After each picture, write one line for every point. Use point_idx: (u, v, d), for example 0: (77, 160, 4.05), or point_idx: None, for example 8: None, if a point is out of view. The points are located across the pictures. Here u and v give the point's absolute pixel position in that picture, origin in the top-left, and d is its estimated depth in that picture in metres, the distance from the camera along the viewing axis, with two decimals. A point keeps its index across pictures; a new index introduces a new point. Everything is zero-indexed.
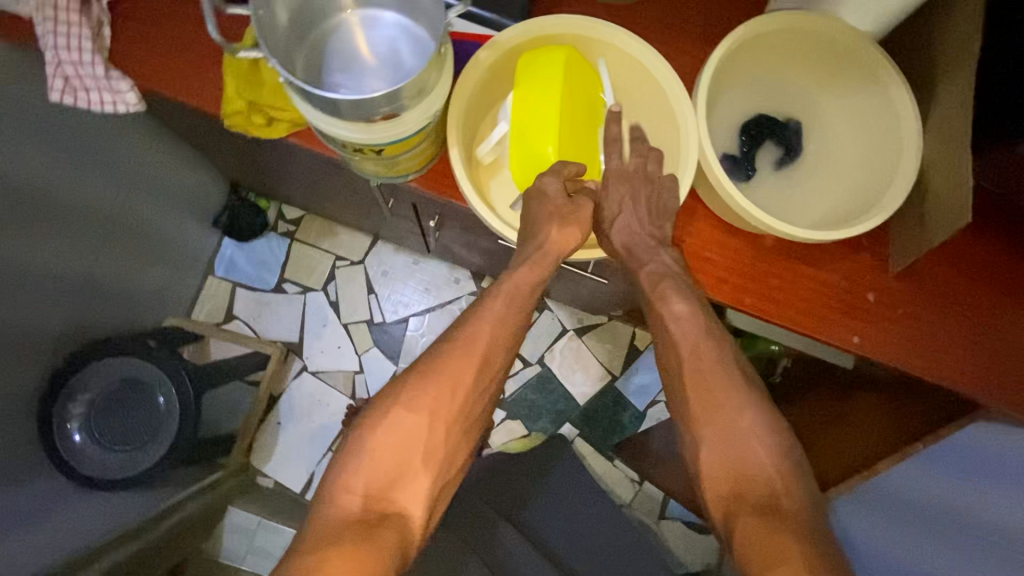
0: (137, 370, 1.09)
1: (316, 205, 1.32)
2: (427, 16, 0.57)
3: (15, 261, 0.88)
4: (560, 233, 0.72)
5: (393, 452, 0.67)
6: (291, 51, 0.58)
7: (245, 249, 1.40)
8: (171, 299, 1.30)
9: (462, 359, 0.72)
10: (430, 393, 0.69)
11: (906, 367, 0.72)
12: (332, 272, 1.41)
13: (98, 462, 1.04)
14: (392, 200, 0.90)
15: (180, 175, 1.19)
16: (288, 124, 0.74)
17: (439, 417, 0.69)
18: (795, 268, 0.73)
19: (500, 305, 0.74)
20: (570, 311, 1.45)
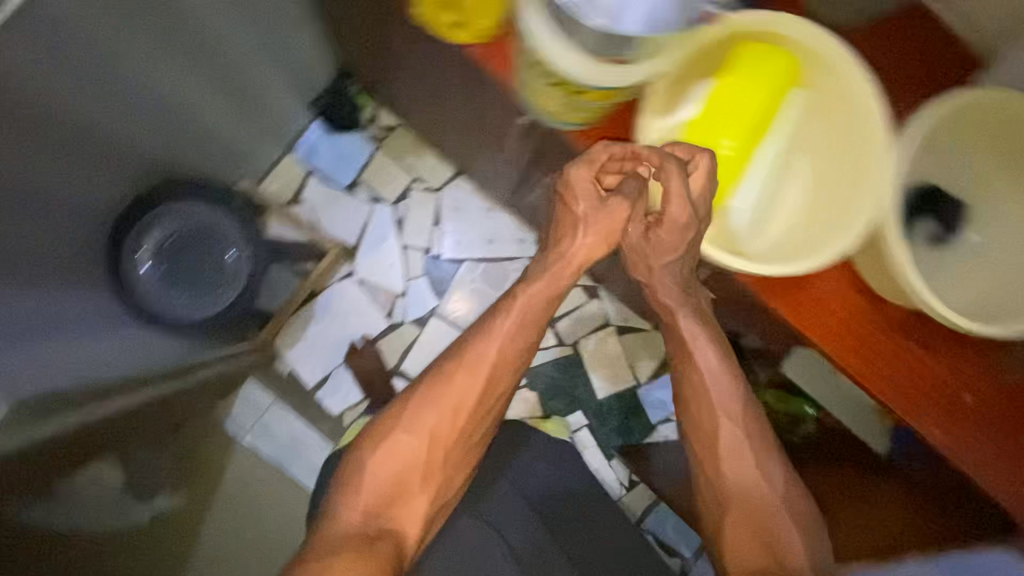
0: (211, 218, 1.17)
1: (417, 119, 1.29)
2: None
3: None
4: (585, 242, 0.76)
5: (392, 470, 0.74)
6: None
7: (330, 140, 1.36)
8: (249, 162, 1.27)
9: (464, 372, 0.76)
10: (431, 421, 0.75)
11: (986, 478, 0.71)
12: (406, 191, 1.39)
13: (155, 293, 1.13)
14: (520, 141, 0.87)
15: (301, 43, 1.14)
16: (469, 36, 0.73)
17: (437, 443, 0.75)
18: (910, 348, 0.72)
19: (508, 327, 0.77)
20: (617, 307, 1.44)
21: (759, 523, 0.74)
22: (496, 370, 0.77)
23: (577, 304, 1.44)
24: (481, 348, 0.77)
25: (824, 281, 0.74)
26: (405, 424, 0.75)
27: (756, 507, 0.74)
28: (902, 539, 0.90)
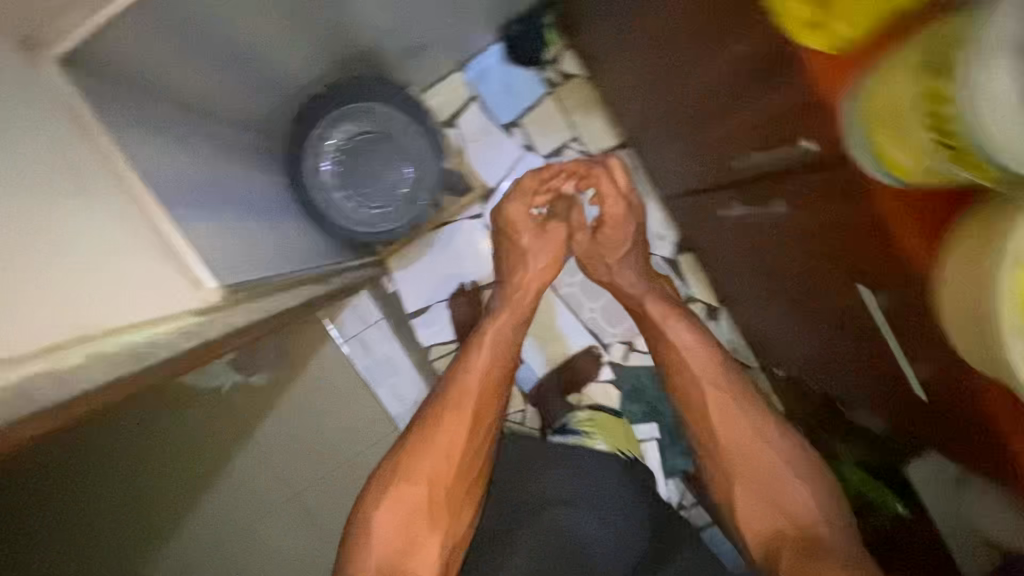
0: (397, 126, 1.10)
1: (610, 81, 1.18)
2: None
3: None
4: (543, 262, 1.10)
5: (401, 524, 0.86)
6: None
7: (503, 69, 1.26)
8: (423, 72, 1.19)
9: (469, 384, 0.96)
10: (425, 469, 0.89)
11: None
12: (563, 149, 1.30)
13: (323, 191, 1.05)
14: (756, 162, 0.79)
15: None
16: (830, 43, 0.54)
17: (434, 486, 0.89)
18: None
19: (485, 357, 1.00)
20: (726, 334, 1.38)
21: (766, 503, 0.88)
22: (479, 400, 0.95)
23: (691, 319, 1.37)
24: (427, 448, 0.90)
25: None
26: (415, 453, 0.90)
27: (766, 495, 0.89)
28: None
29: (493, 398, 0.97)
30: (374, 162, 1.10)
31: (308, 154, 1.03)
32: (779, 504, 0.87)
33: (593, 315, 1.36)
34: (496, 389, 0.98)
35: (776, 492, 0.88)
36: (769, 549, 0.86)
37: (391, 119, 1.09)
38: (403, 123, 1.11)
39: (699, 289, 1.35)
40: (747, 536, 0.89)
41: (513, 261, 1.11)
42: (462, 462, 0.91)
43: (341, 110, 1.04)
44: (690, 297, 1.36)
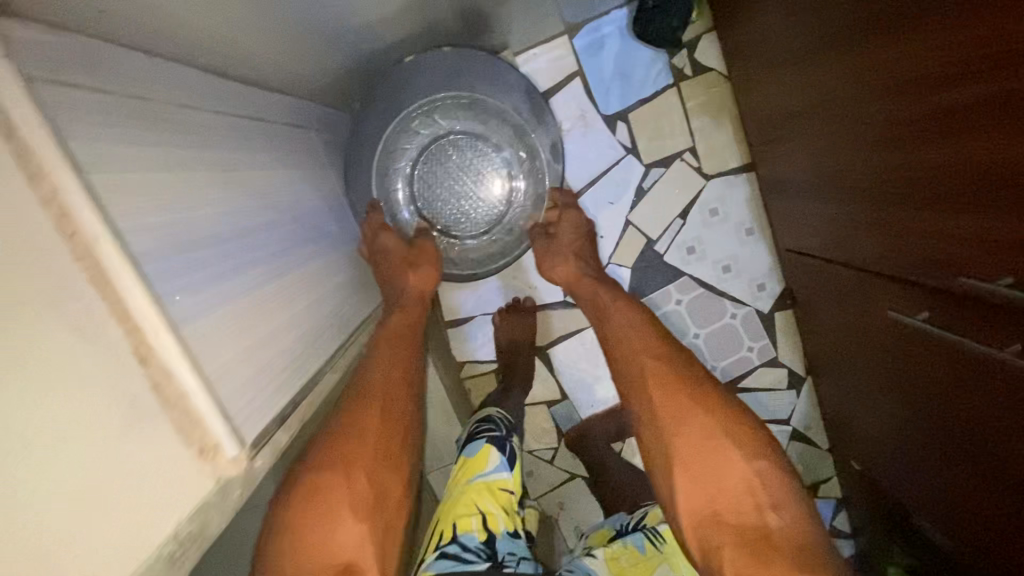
0: (496, 129, 0.94)
1: (757, 88, 0.90)
2: None
3: None
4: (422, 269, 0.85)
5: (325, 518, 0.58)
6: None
7: (623, 45, 0.99)
8: (519, 31, 0.92)
9: (384, 356, 0.74)
10: (337, 458, 0.62)
11: None
12: (672, 158, 1.04)
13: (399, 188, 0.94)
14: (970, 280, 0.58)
15: None
16: None
17: (351, 476, 0.62)
18: None
19: (388, 339, 0.76)
20: (804, 408, 1.18)
21: (709, 482, 0.66)
22: (389, 389, 0.71)
23: (772, 386, 1.16)
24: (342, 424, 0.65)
25: None
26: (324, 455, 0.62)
27: (708, 472, 0.66)
28: None
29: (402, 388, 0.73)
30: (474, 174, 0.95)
31: (392, 140, 0.92)
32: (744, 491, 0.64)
33: None
34: (402, 369, 0.74)
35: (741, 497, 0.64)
36: (709, 542, 0.63)
37: (491, 120, 0.93)
38: (516, 130, 0.94)
39: (789, 355, 1.14)
40: (680, 527, 0.66)
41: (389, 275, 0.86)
42: (382, 449, 0.66)
43: (439, 101, 0.91)
44: (775, 359, 1.15)
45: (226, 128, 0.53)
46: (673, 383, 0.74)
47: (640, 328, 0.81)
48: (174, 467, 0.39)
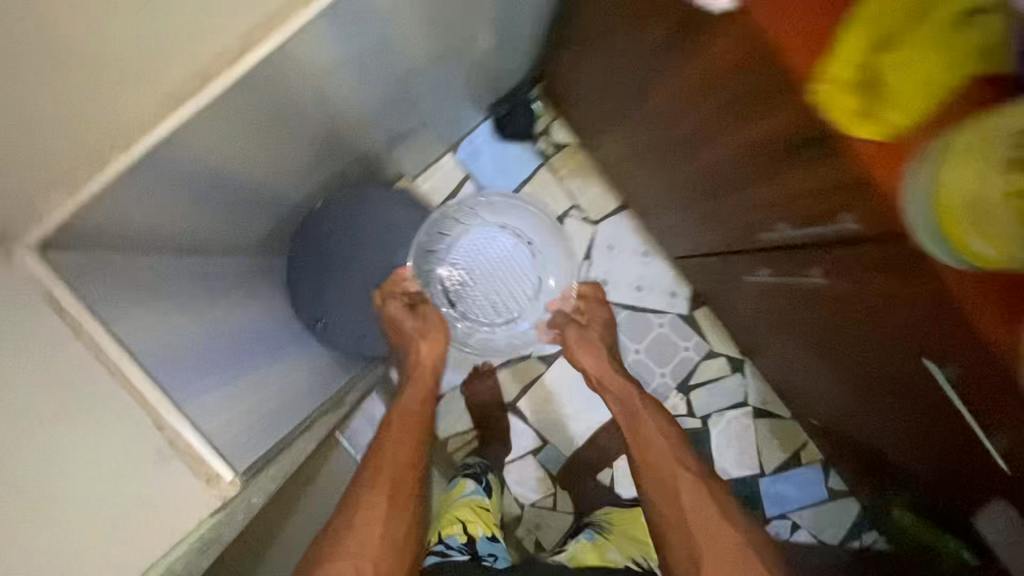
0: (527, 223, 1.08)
1: (603, 149, 1.15)
2: None
3: (361, 58, 0.71)
4: (426, 347, 0.99)
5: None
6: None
7: (495, 146, 1.24)
8: (410, 159, 1.16)
9: (398, 428, 0.92)
10: (377, 500, 0.82)
11: None
12: (563, 216, 1.26)
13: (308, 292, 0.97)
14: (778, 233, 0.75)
15: (504, 46, 0.99)
16: (878, 127, 0.49)
17: (390, 500, 0.83)
18: None
19: (396, 432, 0.91)
20: (756, 387, 1.31)
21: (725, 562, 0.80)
22: (404, 432, 0.91)
23: (719, 375, 1.30)
24: (350, 526, 0.79)
25: None
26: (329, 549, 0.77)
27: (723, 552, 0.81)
28: None
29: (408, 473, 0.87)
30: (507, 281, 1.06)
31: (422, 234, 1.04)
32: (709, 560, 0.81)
33: None
34: (408, 457, 0.88)
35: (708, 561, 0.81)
36: None
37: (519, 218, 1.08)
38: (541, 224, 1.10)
39: (721, 343, 1.29)
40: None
41: (403, 341, 1.00)
42: (388, 536, 0.80)
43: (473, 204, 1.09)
44: (711, 351, 1.30)
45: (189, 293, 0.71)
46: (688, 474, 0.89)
47: (658, 435, 0.94)
48: (191, 492, 0.59)
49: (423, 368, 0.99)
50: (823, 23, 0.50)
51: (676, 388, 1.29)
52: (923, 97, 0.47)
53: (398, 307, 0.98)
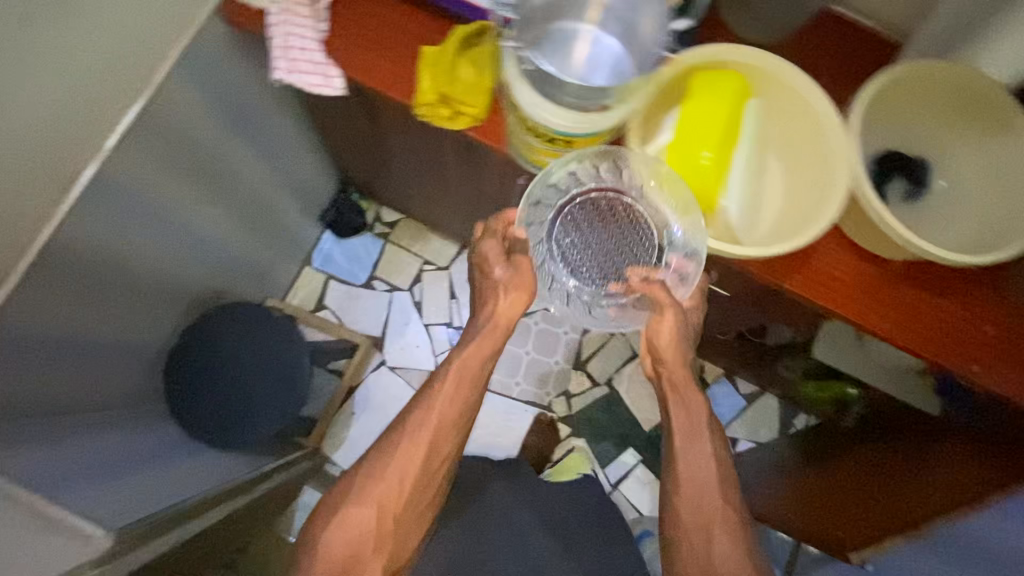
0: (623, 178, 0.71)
1: (419, 209, 1.39)
2: (642, 50, 0.59)
3: (170, 213, 0.92)
4: (506, 301, 0.73)
5: (353, 541, 0.71)
6: (524, 29, 0.60)
7: (341, 245, 1.47)
8: (272, 282, 1.36)
9: (440, 392, 0.74)
10: (402, 463, 0.72)
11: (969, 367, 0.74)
12: (418, 274, 1.47)
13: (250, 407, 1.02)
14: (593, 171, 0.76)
15: (301, 164, 1.24)
16: (470, 118, 0.73)
17: (422, 465, 0.72)
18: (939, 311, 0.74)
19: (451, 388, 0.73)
20: (638, 338, 1.48)
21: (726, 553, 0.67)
22: (437, 439, 0.73)
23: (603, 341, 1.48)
24: (394, 465, 0.72)
25: (818, 256, 0.74)
26: (364, 479, 0.73)
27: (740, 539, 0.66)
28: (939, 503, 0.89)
29: (452, 435, 0.74)
30: (618, 244, 0.75)
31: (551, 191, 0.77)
32: (690, 481, 0.68)
33: (524, 388, 1.45)
34: (455, 416, 0.74)
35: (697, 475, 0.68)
36: None
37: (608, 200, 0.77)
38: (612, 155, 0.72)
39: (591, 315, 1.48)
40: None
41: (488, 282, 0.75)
42: (417, 488, 0.73)
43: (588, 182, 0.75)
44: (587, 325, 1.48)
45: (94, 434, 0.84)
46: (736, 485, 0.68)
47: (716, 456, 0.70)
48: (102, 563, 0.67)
49: (496, 323, 0.74)
50: (410, 71, 0.74)
51: (573, 368, 1.46)
52: (482, 96, 0.72)
53: (495, 251, 0.74)
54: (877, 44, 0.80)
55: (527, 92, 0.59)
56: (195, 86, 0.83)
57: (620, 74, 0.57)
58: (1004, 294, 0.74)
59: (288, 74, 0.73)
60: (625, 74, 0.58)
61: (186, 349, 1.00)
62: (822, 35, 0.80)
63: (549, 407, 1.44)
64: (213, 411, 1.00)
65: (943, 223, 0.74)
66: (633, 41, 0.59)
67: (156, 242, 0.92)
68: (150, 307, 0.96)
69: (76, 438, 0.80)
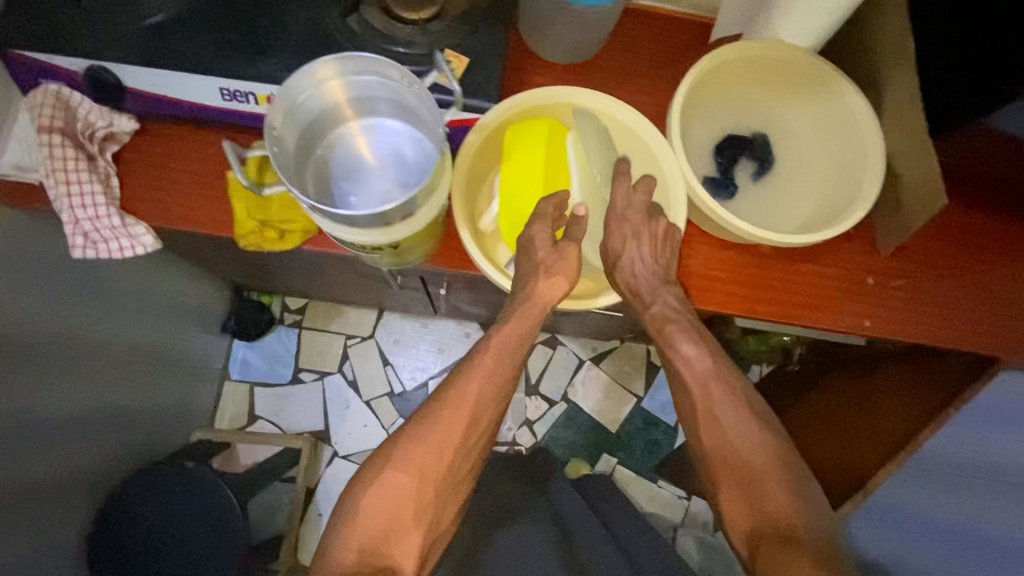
0: None
1: (321, 291, 1.33)
2: (424, 124, 0.57)
3: (27, 408, 0.83)
4: (547, 283, 0.63)
5: (386, 514, 0.61)
6: (297, 169, 0.57)
7: (255, 348, 1.39)
8: (192, 413, 1.27)
9: (484, 363, 0.65)
10: (435, 435, 0.63)
11: (898, 322, 0.74)
12: (345, 351, 1.41)
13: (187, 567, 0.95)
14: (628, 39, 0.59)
15: (178, 291, 1.15)
16: (298, 234, 0.68)
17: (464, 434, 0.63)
18: (857, 267, 0.75)
19: (491, 364, 0.64)
20: (581, 345, 1.47)
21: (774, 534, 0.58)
22: (482, 410, 0.64)
23: (548, 358, 1.46)
24: (438, 427, 0.63)
25: (693, 257, 0.74)
26: (405, 438, 0.63)
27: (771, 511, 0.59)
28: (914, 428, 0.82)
29: (493, 407, 0.65)
30: None
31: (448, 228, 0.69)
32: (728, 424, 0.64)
33: None
34: (499, 375, 0.65)
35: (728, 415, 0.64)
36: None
37: None
38: None
39: None
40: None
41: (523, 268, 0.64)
42: (460, 457, 0.64)
43: None
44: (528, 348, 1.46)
45: None
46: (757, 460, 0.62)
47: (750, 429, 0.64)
48: None
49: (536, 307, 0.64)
50: (224, 202, 0.70)
51: (528, 394, 1.43)
52: (302, 209, 0.68)
53: (546, 237, 0.63)
54: (696, 32, 0.79)
55: (342, 232, 0.54)
56: None
57: (418, 151, 0.59)
58: (875, 244, 0.74)
59: (87, 245, 0.68)
60: (420, 146, 0.58)
61: (103, 536, 0.92)
62: (634, 34, 0.78)
63: (515, 441, 1.40)
64: None
65: (794, 192, 0.74)
66: (406, 109, 0.58)
67: (22, 444, 0.83)
68: (43, 508, 0.87)
69: None
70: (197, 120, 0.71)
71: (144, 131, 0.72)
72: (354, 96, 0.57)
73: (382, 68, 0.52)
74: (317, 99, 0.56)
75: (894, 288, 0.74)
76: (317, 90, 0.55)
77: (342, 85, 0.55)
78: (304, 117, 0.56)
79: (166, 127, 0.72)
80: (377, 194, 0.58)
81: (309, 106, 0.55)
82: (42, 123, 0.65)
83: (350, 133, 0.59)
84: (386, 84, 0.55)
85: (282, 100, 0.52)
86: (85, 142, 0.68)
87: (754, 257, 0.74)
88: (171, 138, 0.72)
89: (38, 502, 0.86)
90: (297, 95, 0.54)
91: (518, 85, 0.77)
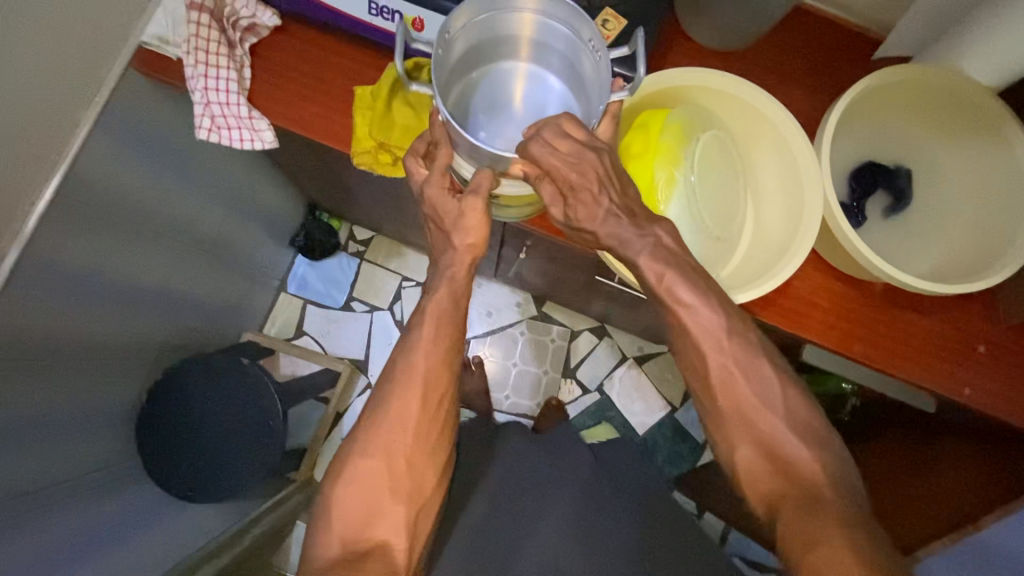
0: None
1: (388, 227, 1.33)
2: (584, 90, 0.59)
3: (110, 271, 0.85)
4: None
5: (360, 507, 0.57)
6: (449, 83, 0.58)
7: (316, 268, 1.42)
8: (246, 315, 1.31)
9: (424, 335, 0.60)
10: (391, 421, 0.59)
11: (1004, 404, 0.68)
12: (398, 291, 1.42)
13: (221, 457, 0.98)
14: None
15: (263, 195, 1.16)
16: None
17: (429, 416, 0.60)
18: (972, 330, 0.69)
19: (427, 335, 0.60)
20: (627, 341, 1.44)
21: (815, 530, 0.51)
22: (429, 388, 0.60)
23: (592, 346, 1.44)
24: (410, 358, 0.60)
25: (798, 281, 0.70)
26: (362, 427, 0.60)
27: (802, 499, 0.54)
28: (971, 507, 0.75)
29: (447, 373, 0.61)
30: None
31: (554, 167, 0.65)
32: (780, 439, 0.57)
33: (513, 400, 1.41)
34: (459, 313, 0.61)
35: (797, 433, 0.57)
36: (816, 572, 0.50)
37: None
38: None
39: (578, 321, 1.44)
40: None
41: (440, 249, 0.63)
42: (422, 437, 0.60)
43: None
44: (574, 331, 1.44)
45: (61, 508, 0.80)
46: (782, 462, 0.56)
47: (774, 415, 0.57)
48: None
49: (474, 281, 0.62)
50: (342, 116, 0.70)
51: (564, 375, 1.42)
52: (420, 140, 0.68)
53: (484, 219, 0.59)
54: (859, 42, 0.73)
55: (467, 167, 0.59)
56: (114, 141, 0.77)
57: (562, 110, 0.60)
58: (996, 311, 0.69)
59: (209, 128, 0.69)
60: (564, 106, 0.60)
61: (156, 408, 0.98)
62: (799, 33, 0.73)
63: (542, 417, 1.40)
64: (188, 471, 0.97)
65: (926, 239, 0.70)
66: (569, 68, 0.59)
67: (100, 306, 0.85)
68: (108, 368, 0.91)
69: (38, 518, 0.75)
70: (334, 28, 0.70)
71: (282, 29, 0.71)
72: (529, 37, 0.58)
73: (574, 19, 0.54)
74: (496, 27, 0.57)
75: (1007, 363, 0.69)
76: (506, 17, 0.56)
77: (527, 25, 0.57)
78: (474, 38, 0.57)
79: (306, 31, 0.71)
80: (507, 135, 0.60)
81: (487, 29, 0.57)
82: (193, 1, 0.67)
83: (508, 71, 0.61)
84: (566, 36, 0.56)
85: (473, 10, 0.54)
86: (228, 28, 0.69)
87: (862, 294, 0.70)
88: (307, 41, 0.71)
89: (105, 362, 0.90)
90: (482, 15, 0.55)
91: (661, 63, 0.73)
